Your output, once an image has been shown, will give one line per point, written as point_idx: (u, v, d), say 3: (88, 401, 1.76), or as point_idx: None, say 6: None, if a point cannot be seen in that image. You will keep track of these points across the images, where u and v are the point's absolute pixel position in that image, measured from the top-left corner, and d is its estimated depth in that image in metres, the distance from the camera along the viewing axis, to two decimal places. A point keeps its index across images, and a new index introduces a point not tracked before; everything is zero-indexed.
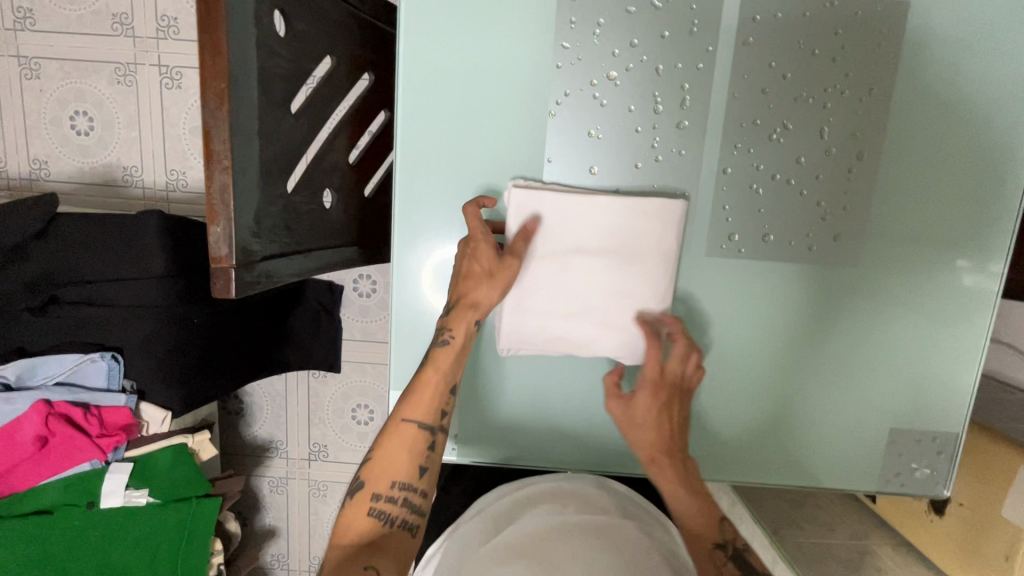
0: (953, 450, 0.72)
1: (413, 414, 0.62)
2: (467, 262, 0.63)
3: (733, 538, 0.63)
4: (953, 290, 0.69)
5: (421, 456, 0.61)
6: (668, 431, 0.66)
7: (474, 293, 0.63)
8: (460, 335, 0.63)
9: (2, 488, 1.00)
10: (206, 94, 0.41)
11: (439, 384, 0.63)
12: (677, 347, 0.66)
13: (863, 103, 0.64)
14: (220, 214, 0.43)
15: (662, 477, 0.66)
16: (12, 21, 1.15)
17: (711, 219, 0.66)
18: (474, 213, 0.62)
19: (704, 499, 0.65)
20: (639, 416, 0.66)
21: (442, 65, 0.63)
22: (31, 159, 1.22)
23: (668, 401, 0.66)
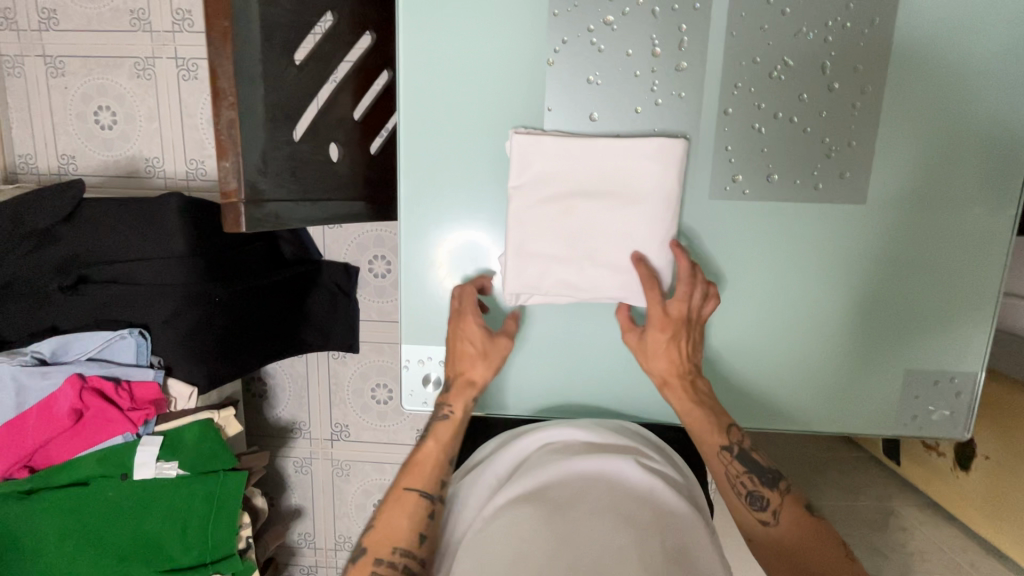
0: (973, 390, 0.71)
1: (414, 483, 0.67)
2: (462, 342, 0.69)
3: (739, 440, 0.66)
4: (967, 228, 0.68)
5: (421, 523, 0.64)
6: (680, 356, 0.68)
7: (469, 371, 0.70)
8: (459, 412, 0.70)
9: (41, 461, 1.05)
10: (211, 32, 0.43)
11: (439, 453, 0.69)
12: (682, 287, 0.65)
13: (866, 35, 0.63)
14: (229, 150, 0.46)
15: (675, 400, 0.68)
16: (38, 22, 1.20)
17: (714, 160, 0.66)
18: (472, 293, 0.70)
19: (712, 413, 0.67)
20: (650, 350, 0.68)
21: (441, 21, 0.65)
22: (59, 155, 1.27)
23: (676, 334, 0.67)
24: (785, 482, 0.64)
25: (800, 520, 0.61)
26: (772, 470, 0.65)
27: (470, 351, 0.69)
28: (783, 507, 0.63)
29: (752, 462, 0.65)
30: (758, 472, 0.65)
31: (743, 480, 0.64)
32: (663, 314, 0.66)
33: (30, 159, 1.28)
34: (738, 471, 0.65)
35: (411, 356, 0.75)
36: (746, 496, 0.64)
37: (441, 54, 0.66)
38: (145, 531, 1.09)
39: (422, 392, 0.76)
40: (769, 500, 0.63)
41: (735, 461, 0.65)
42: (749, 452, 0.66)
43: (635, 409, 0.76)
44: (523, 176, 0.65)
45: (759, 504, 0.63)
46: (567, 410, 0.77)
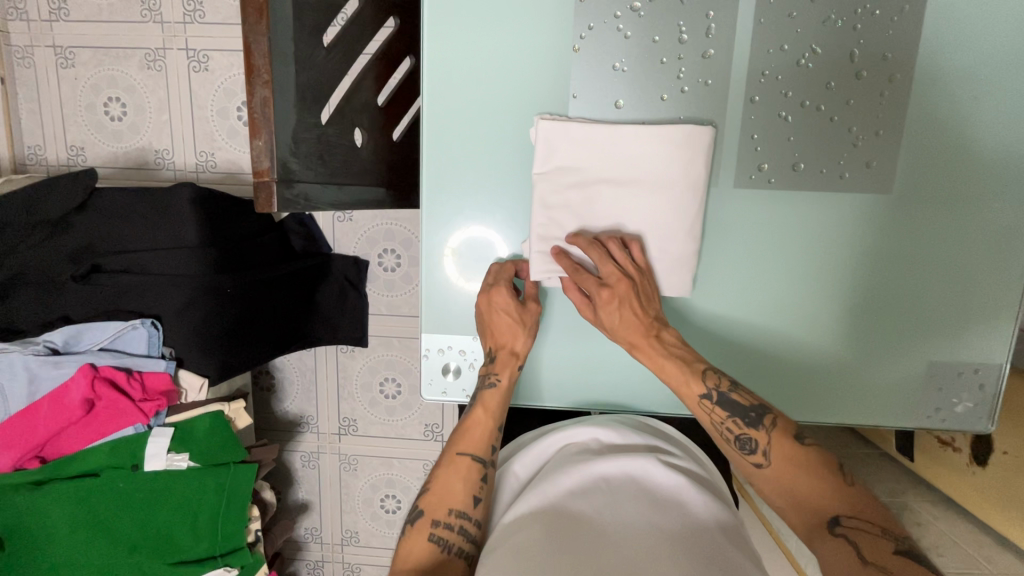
0: (997, 383, 0.70)
1: (467, 448, 0.69)
2: (503, 315, 0.68)
3: (716, 382, 0.64)
4: (991, 219, 0.67)
5: (476, 486, 0.68)
6: (639, 312, 0.65)
7: (510, 342, 0.70)
8: (506, 379, 0.70)
9: (53, 451, 1.05)
10: (246, 7, 0.42)
11: (490, 422, 0.70)
12: (592, 254, 0.64)
13: (895, 23, 0.62)
14: (262, 128, 0.45)
15: (647, 359, 0.65)
16: (48, 13, 1.20)
17: (740, 149, 0.66)
18: (510, 271, 0.70)
19: (683, 361, 0.65)
20: (607, 320, 0.65)
21: (465, 7, 0.65)
22: (68, 147, 1.26)
23: (622, 295, 0.64)
24: (769, 418, 0.62)
25: (789, 455, 0.60)
26: (753, 406, 0.64)
27: (510, 326, 0.69)
28: (771, 445, 0.61)
29: (734, 405, 0.63)
30: (741, 413, 0.63)
31: (728, 425, 0.63)
32: (599, 285, 0.64)
33: (39, 150, 1.27)
34: (722, 418, 0.63)
35: (431, 346, 0.74)
36: (735, 442, 0.63)
37: (466, 41, 0.66)
38: (156, 521, 1.09)
39: (441, 381, 0.75)
40: (758, 440, 0.62)
41: (717, 407, 0.64)
42: (728, 393, 0.64)
43: (657, 401, 0.76)
44: (545, 163, 0.65)
45: (749, 447, 0.62)
46: (588, 401, 0.76)
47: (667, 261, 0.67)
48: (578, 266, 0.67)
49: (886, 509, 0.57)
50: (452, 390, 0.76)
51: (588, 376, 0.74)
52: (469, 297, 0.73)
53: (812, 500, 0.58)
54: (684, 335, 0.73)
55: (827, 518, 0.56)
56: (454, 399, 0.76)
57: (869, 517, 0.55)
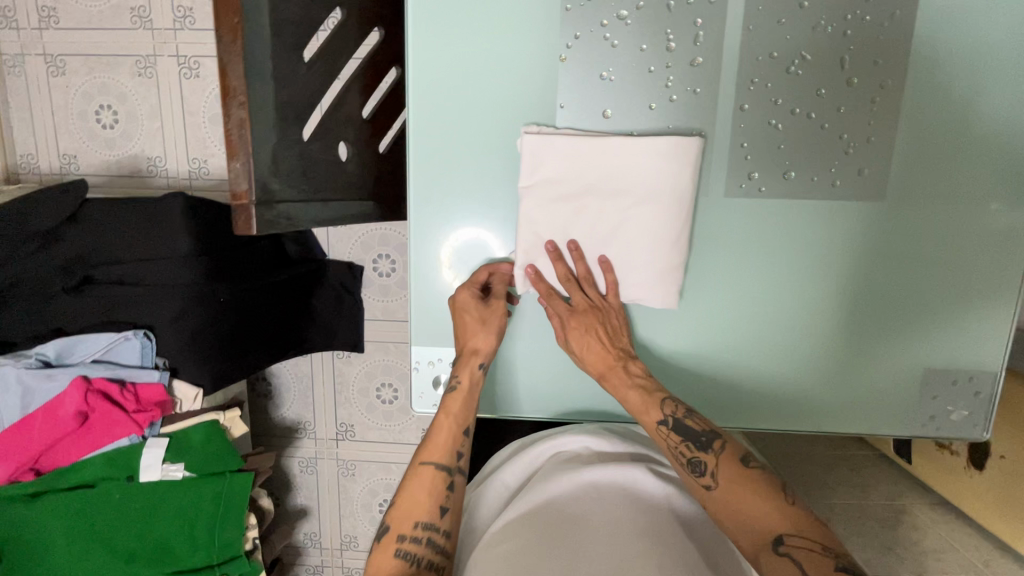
0: (992, 388, 0.70)
1: (431, 458, 0.69)
2: (459, 315, 0.69)
3: (672, 410, 0.65)
4: (989, 224, 0.67)
5: (441, 496, 0.68)
6: (604, 343, 0.67)
7: (473, 340, 0.69)
8: (466, 381, 0.70)
9: (47, 463, 1.04)
10: (220, 27, 0.41)
11: (453, 426, 0.70)
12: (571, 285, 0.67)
13: (886, 28, 0.61)
14: (240, 150, 0.44)
15: (613, 389, 0.67)
16: (37, 21, 1.19)
17: (730, 158, 0.65)
18: (485, 276, 0.70)
19: (643, 389, 0.66)
20: (576, 349, 0.68)
21: (450, 18, 0.64)
22: (61, 155, 1.26)
23: (590, 324, 0.67)
24: (718, 442, 0.63)
25: (738, 477, 0.61)
26: (706, 432, 0.64)
27: (472, 324, 0.68)
28: (720, 467, 0.62)
29: (688, 430, 0.64)
30: (693, 438, 0.64)
31: (682, 449, 0.64)
32: (568, 310, 0.67)
33: (32, 159, 1.27)
34: (676, 442, 0.64)
35: (421, 358, 0.74)
36: (688, 466, 0.64)
37: (452, 51, 0.65)
38: (153, 531, 1.09)
39: (432, 394, 0.74)
40: (708, 463, 0.63)
41: (672, 432, 0.65)
42: (683, 419, 0.65)
43: None
44: (533, 176, 0.64)
45: (701, 470, 0.63)
46: (580, 412, 0.76)
47: (657, 272, 0.66)
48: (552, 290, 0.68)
49: (828, 529, 0.58)
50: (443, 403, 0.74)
51: (578, 387, 0.74)
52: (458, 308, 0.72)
53: (756, 518, 0.58)
54: (676, 345, 0.72)
55: (771, 538, 0.57)
56: None
57: (809, 536, 0.56)
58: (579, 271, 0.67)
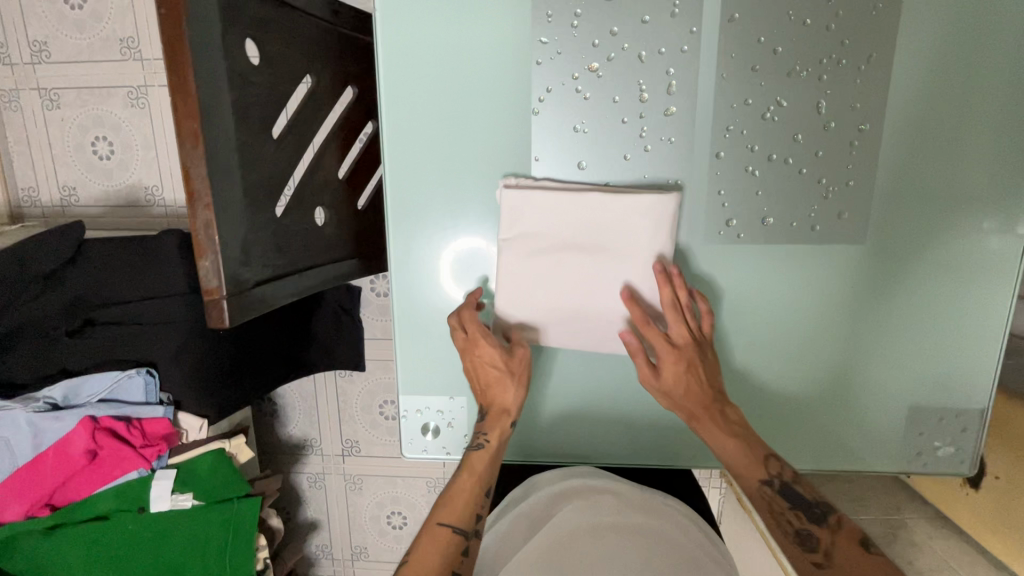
0: (979, 424, 0.70)
1: (448, 517, 0.62)
2: (478, 367, 0.67)
3: (779, 471, 0.62)
4: (971, 262, 0.66)
5: (453, 559, 0.59)
6: (702, 387, 0.65)
7: (503, 397, 0.67)
8: (495, 441, 0.67)
9: (60, 499, 1.07)
10: (181, 135, 0.42)
11: (475, 487, 0.65)
12: (672, 314, 0.63)
13: (862, 71, 0.60)
14: (208, 250, 0.45)
15: (706, 434, 0.65)
16: (29, 55, 1.20)
17: (708, 206, 0.65)
18: (470, 316, 0.66)
19: (744, 442, 0.64)
20: (671, 387, 0.65)
21: (421, 76, 0.64)
22: (61, 187, 1.27)
23: (691, 361, 0.64)
24: (835, 516, 0.58)
25: (858, 561, 0.55)
26: (820, 503, 0.60)
27: (494, 378, 0.67)
28: (835, 544, 0.57)
29: (798, 497, 0.61)
30: (805, 507, 0.60)
31: (788, 517, 0.60)
32: (670, 346, 0.64)
33: (34, 192, 1.29)
34: (783, 507, 0.60)
35: (409, 407, 0.75)
36: (794, 536, 0.59)
37: (426, 107, 0.65)
38: (165, 555, 1.13)
39: (421, 440, 0.76)
40: (821, 538, 0.58)
41: (779, 495, 0.61)
42: (793, 484, 0.62)
43: (635, 451, 0.76)
44: (510, 230, 0.65)
45: (812, 543, 0.58)
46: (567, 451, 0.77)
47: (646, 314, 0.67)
48: (677, 308, 0.64)
49: None
50: (431, 448, 0.76)
51: (565, 428, 0.75)
52: (441, 360, 0.73)
53: None
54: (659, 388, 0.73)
55: None
56: (435, 457, 0.76)
57: None
58: (683, 300, 0.64)
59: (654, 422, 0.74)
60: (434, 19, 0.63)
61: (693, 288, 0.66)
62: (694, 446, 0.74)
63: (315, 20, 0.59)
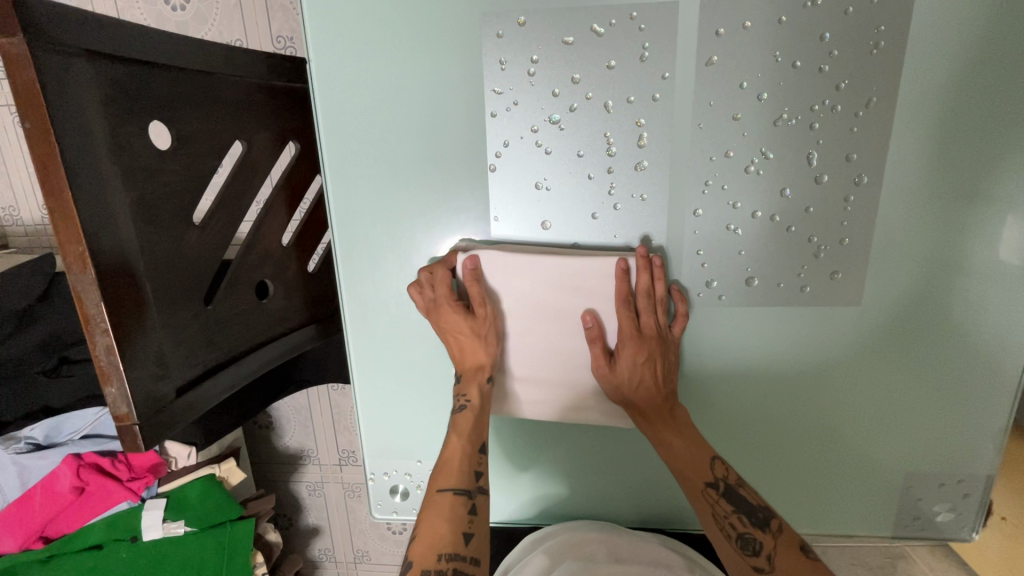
0: (982, 491, 0.65)
1: (447, 482, 0.57)
2: (452, 333, 0.59)
3: (724, 474, 0.58)
4: (987, 320, 0.59)
5: (465, 520, 0.54)
6: (658, 382, 0.60)
7: (475, 355, 0.60)
8: (477, 398, 0.60)
9: (51, 533, 0.93)
10: (65, 262, 0.37)
11: (467, 448, 0.59)
12: (642, 299, 0.57)
13: (858, 118, 0.53)
14: (112, 376, 0.41)
15: (655, 432, 0.61)
16: None
17: (684, 266, 0.59)
18: (429, 279, 0.59)
19: (692, 440, 0.59)
20: (628, 380, 0.59)
21: (368, 132, 0.58)
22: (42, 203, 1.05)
23: (652, 352, 0.59)
24: (778, 520, 0.55)
25: (797, 566, 0.52)
26: (763, 507, 0.56)
27: (468, 341, 0.60)
28: (779, 550, 0.53)
29: (742, 500, 0.56)
30: (748, 511, 0.56)
31: (732, 521, 0.56)
32: (634, 330, 0.58)
33: (11, 209, 1.06)
34: (726, 511, 0.56)
35: (376, 469, 0.72)
36: (736, 540, 0.55)
37: (376, 165, 0.59)
38: None
39: (390, 501, 0.73)
40: (764, 542, 0.54)
41: (723, 498, 0.57)
42: (736, 487, 0.57)
43: (615, 508, 0.72)
44: (469, 255, 0.58)
45: (753, 548, 0.54)
46: (547, 508, 0.74)
47: None
48: (646, 291, 0.57)
49: None
50: (401, 509, 0.74)
51: (542, 486, 0.72)
52: (407, 423, 0.70)
53: None
54: (637, 449, 0.69)
55: None
56: (405, 518, 0.74)
57: None
58: (659, 291, 0.58)
59: (630, 481, 0.71)
60: (379, 69, 0.56)
61: (670, 284, 0.60)
62: (675, 504, 0.71)
63: (241, 79, 0.53)
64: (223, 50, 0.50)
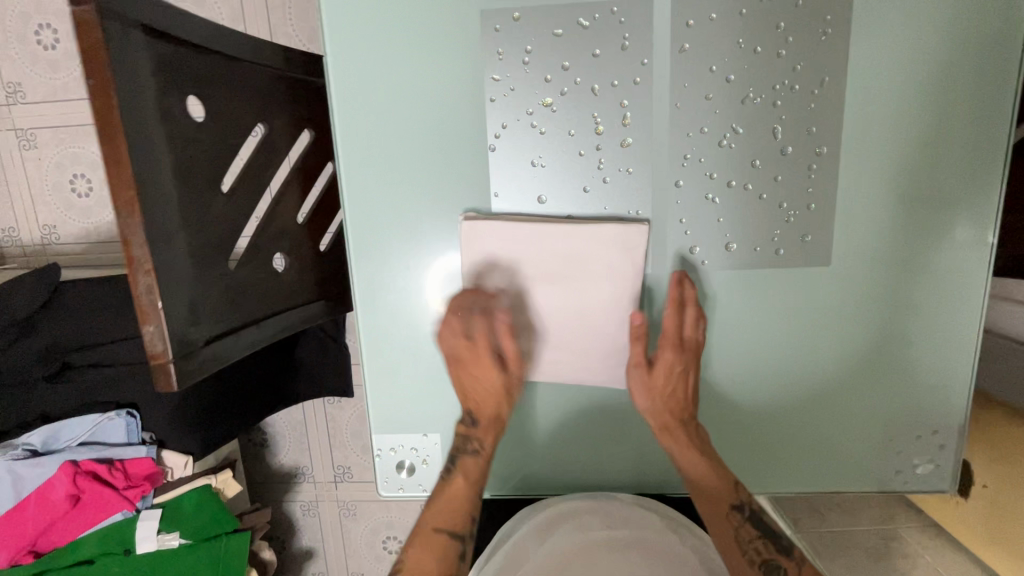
0: (957, 441, 0.70)
1: (442, 522, 0.65)
2: (478, 352, 0.65)
3: (750, 499, 0.65)
4: (947, 275, 0.65)
5: (451, 564, 0.63)
6: (686, 400, 0.67)
7: (497, 394, 0.67)
8: (488, 446, 0.68)
9: (42, 546, 0.90)
10: (116, 204, 0.41)
11: (467, 494, 0.67)
12: (690, 311, 0.65)
13: (815, 96, 0.60)
14: (151, 314, 0.44)
15: (679, 448, 0.67)
16: (3, 96, 1.03)
17: (669, 234, 0.65)
18: (472, 299, 0.65)
19: (717, 463, 0.66)
20: (662, 384, 0.66)
21: (378, 119, 0.64)
22: (41, 225, 1.10)
23: (681, 377, 0.66)
24: (801, 552, 0.62)
25: None
26: (784, 537, 0.64)
27: (491, 386, 0.67)
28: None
29: (766, 527, 0.64)
30: (772, 537, 0.63)
31: (756, 545, 0.62)
32: (676, 339, 0.65)
33: (10, 230, 1.10)
34: (751, 535, 0.63)
35: (383, 445, 0.74)
36: (760, 565, 0.61)
37: (383, 148, 0.65)
38: None
39: (397, 478, 0.75)
40: (786, 567, 0.61)
41: (747, 522, 0.63)
42: (759, 513, 0.64)
43: (616, 478, 0.75)
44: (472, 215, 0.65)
45: (777, 574, 0.60)
46: (549, 482, 0.75)
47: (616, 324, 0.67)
48: (689, 308, 0.65)
49: None
50: (408, 486, 0.76)
51: (544, 459, 0.74)
52: (413, 396, 0.73)
53: None
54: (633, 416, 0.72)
55: None
56: (412, 494, 0.76)
57: None
58: (696, 314, 0.65)
59: (629, 449, 0.73)
60: (388, 61, 0.62)
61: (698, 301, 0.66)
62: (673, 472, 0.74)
63: (265, 68, 0.59)
64: (249, 42, 0.57)
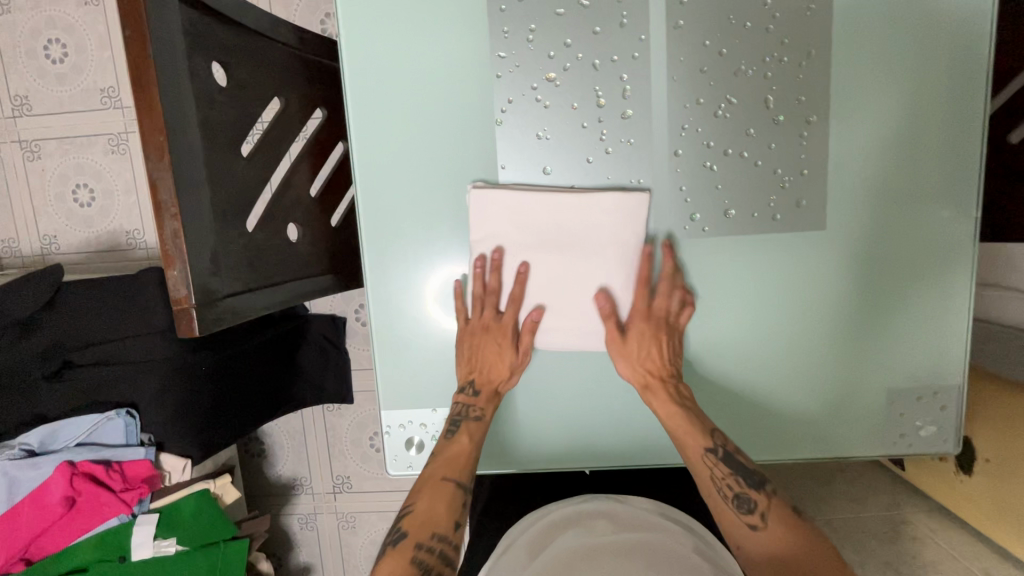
0: (958, 403, 0.71)
1: (451, 473, 0.65)
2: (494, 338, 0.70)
3: (723, 441, 0.65)
4: (937, 236, 0.68)
5: (458, 512, 0.63)
6: (660, 360, 0.68)
7: (503, 367, 0.71)
8: (490, 415, 0.70)
9: (36, 552, 0.86)
10: (147, 148, 0.43)
11: (472, 451, 0.67)
12: (665, 281, 0.68)
13: (803, 67, 0.64)
14: (176, 259, 0.46)
15: (657, 403, 0.68)
16: (11, 108, 1.05)
17: (671, 202, 0.67)
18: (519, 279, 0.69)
19: (690, 413, 0.67)
20: (637, 352, 0.68)
21: (388, 95, 0.67)
22: (42, 236, 1.10)
23: (657, 330, 0.68)
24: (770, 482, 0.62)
25: (786, 521, 0.60)
26: (758, 473, 0.64)
27: (499, 364, 0.70)
28: (771, 509, 0.60)
29: (739, 465, 0.64)
30: (744, 474, 0.63)
31: (728, 483, 0.63)
32: (647, 308, 0.68)
33: (12, 241, 1.11)
34: (724, 473, 0.63)
35: (392, 422, 0.75)
36: (733, 500, 0.62)
37: (393, 124, 0.67)
38: None
39: (406, 456, 0.76)
40: (757, 501, 0.61)
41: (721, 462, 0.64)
42: (734, 453, 0.65)
43: (626, 451, 0.75)
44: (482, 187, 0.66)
45: (747, 506, 0.61)
46: (560, 457, 0.75)
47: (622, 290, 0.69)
48: (665, 276, 0.68)
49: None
50: (417, 463, 0.76)
51: (554, 433, 0.74)
52: (422, 369, 0.74)
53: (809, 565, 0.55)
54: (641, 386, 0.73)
55: None
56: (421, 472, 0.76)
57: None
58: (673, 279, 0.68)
59: (638, 420, 0.74)
60: (397, 40, 0.65)
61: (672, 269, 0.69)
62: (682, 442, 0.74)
63: (282, 46, 0.62)
64: (268, 19, 0.60)
